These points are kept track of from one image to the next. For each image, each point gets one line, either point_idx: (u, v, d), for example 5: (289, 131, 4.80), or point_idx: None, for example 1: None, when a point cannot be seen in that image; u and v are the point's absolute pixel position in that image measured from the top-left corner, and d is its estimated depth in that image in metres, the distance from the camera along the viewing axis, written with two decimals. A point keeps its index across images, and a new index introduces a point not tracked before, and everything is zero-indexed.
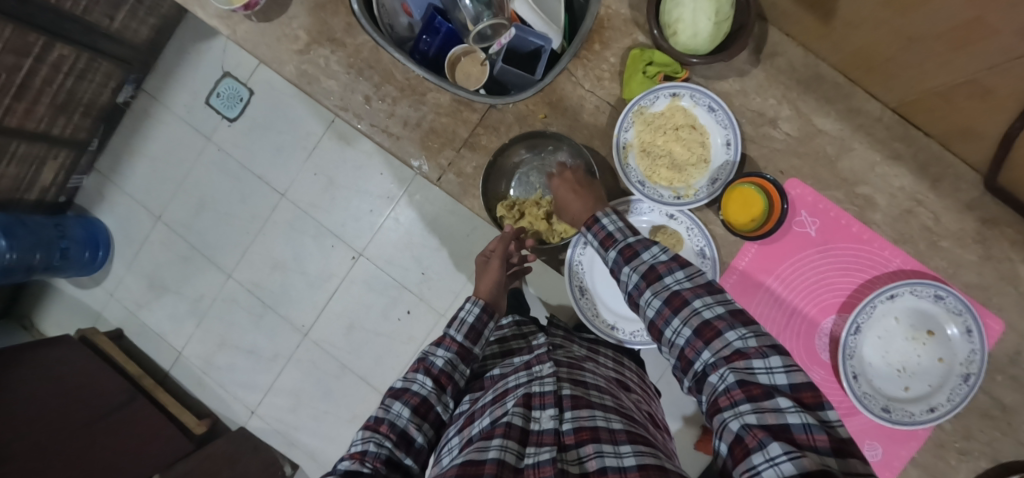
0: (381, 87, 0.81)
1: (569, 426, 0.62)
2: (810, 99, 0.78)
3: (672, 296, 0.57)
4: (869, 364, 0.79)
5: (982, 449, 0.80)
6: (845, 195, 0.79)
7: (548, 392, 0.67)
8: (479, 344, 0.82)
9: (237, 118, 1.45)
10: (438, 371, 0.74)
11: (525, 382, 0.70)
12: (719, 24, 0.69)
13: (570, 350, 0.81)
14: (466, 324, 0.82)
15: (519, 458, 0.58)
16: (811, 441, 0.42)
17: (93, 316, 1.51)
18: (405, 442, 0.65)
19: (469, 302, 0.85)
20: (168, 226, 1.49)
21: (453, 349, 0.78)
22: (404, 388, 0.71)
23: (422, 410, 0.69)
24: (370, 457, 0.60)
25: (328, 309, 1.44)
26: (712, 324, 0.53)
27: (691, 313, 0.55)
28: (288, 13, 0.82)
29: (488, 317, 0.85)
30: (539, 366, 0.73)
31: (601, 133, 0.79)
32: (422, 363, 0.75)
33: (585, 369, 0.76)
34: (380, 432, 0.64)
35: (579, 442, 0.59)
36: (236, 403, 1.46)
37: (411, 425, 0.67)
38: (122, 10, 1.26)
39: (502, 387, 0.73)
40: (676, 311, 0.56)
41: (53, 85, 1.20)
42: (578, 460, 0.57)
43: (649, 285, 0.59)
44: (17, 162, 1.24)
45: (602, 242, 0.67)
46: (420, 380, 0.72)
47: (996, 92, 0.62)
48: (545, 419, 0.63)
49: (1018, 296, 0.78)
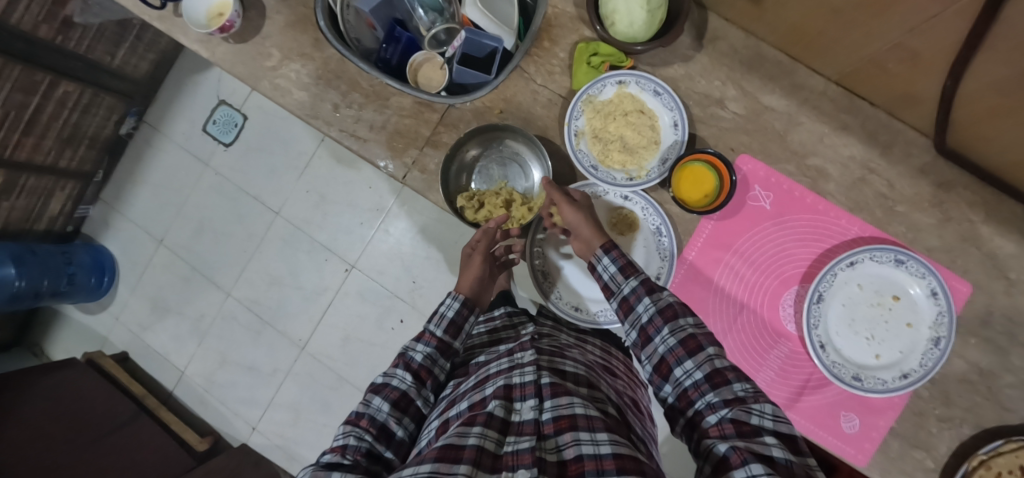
0: (348, 94, 0.87)
1: (548, 415, 0.59)
2: (754, 78, 0.81)
3: (687, 338, 0.58)
4: (837, 334, 0.79)
5: (964, 415, 0.79)
6: (797, 168, 0.81)
7: (529, 382, 0.64)
8: (459, 339, 0.81)
9: (233, 143, 1.53)
10: (418, 366, 0.74)
11: (507, 369, 0.69)
12: (653, 12, 0.72)
13: (558, 339, 0.80)
14: (446, 319, 0.81)
15: (499, 446, 0.56)
16: (790, 472, 0.44)
17: (100, 340, 1.57)
18: (385, 437, 0.64)
19: (450, 297, 0.84)
20: (169, 249, 1.55)
21: (433, 344, 0.77)
22: (385, 383, 0.70)
23: (402, 404, 0.68)
24: (349, 449, 0.60)
25: (323, 323, 1.47)
26: (722, 372, 0.54)
27: (704, 358, 0.56)
28: (261, 33, 0.89)
29: (468, 311, 0.83)
30: (521, 352, 0.73)
31: (556, 124, 0.83)
32: (402, 358, 0.75)
33: (565, 357, 0.74)
34: (361, 426, 0.64)
35: (557, 430, 0.56)
36: (238, 420, 1.49)
37: (392, 419, 0.66)
38: (122, 47, 1.36)
39: (484, 373, 0.73)
40: (690, 354, 0.57)
41: (59, 119, 1.29)
42: (556, 449, 0.55)
43: (665, 322, 0.60)
44: (26, 194, 1.32)
45: (621, 269, 0.68)
46: (400, 374, 0.72)
47: (922, 54, 0.64)
48: (525, 410, 0.61)
49: (981, 257, 0.79)
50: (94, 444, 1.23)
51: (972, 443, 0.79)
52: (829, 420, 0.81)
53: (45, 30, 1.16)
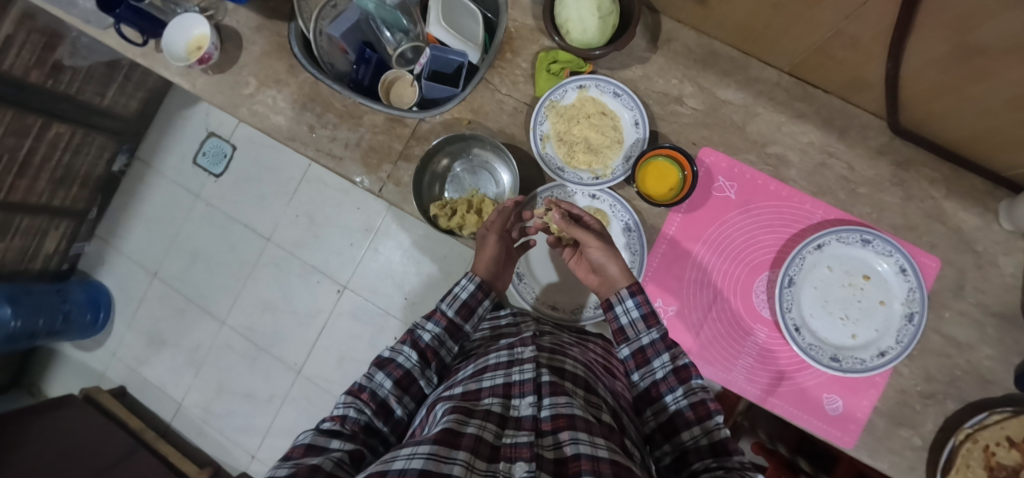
0: (323, 115, 0.90)
1: (547, 413, 0.57)
2: (709, 75, 0.84)
3: (681, 368, 0.67)
4: (811, 316, 0.80)
5: (946, 390, 0.79)
6: (758, 156, 0.83)
7: (528, 380, 0.62)
8: (471, 323, 0.76)
9: (223, 173, 1.56)
10: (425, 346, 0.71)
11: (505, 364, 0.66)
12: (604, 18, 0.75)
13: (559, 337, 0.79)
14: (458, 299, 0.75)
15: (497, 437, 0.54)
16: None
17: (97, 376, 1.58)
18: (384, 412, 0.64)
19: (466, 278, 0.77)
20: (163, 281, 1.58)
21: (442, 324, 0.73)
22: (390, 357, 0.68)
23: (403, 383, 0.67)
24: (349, 420, 0.60)
25: (318, 345, 1.48)
26: (707, 404, 0.63)
27: (692, 389, 0.65)
28: (239, 63, 0.93)
29: (483, 296, 0.77)
30: (521, 347, 0.69)
31: (522, 130, 0.86)
32: (409, 336, 0.72)
33: (566, 355, 0.71)
34: (362, 398, 0.63)
35: (556, 428, 0.54)
36: (236, 449, 1.49)
37: (392, 396, 0.65)
38: (111, 87, 1.42)
39: (482, 362, 0.70)
40: (682, 382, 0.66)
41: (51, 160, 1.35)
42: (554, 445, 0.53)
43: (665, 348, 0.70)
44: (20, 235, 1.38)
45: (643, 316, 0.72)
46: (406, 352, 0.69)
47: (862, 39, 0.67)
48: (523, 406, 0.59)
49: (946, 232, 0.80)
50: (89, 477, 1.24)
51: (958, 416, 0.79)
52: (811, 403, 0.81)
53: (36, 75, 1.23)
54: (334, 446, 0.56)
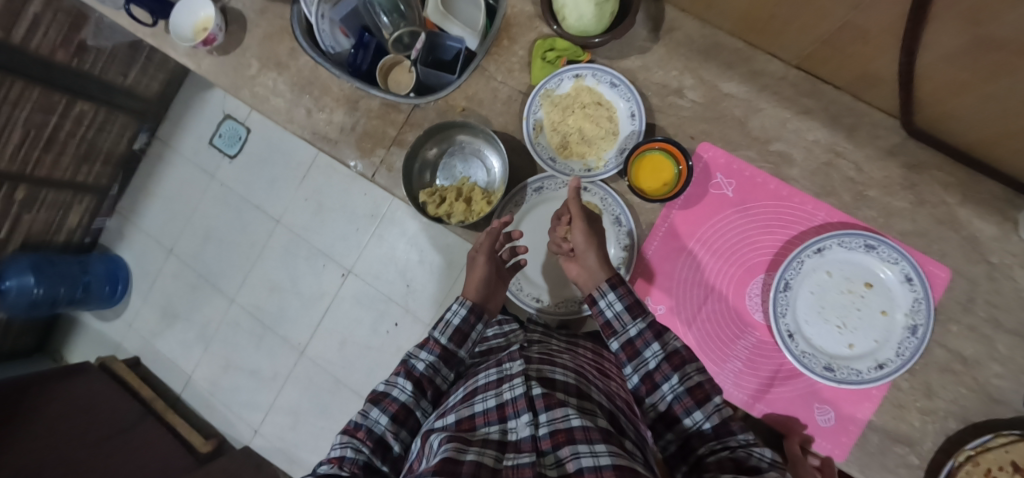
0: (320, 99, 0.91)
1: (545, 430, 0.55)
2: (712, 66, 0.81)
3: (672, 354, 0.65)
4: (806, 322, 0.77)
5: (948, 408, 0.75)
6: (759, 154, 0.80)
7: (520, 395, 0.59)
8: (465, 347, 0.75)
9: (237, 156, 1.60)
10: (419, 375, 0.69)
11: (495, 382, 0.64)
12: (601, 5, 0.73)
13: (549, 345, 0.76)
14: (451, 326, 0.74)
15: (498, 461, 0.52)
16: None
17: (113, 346, 1.65)
18: (381, 449, 0.62)
19: (457, 302, 0.76)
20: (178, 258, 1.63)
21: (436, 352, 0.71)
22: (385, 392, 0.67)
23: (400, 417, 0.64)
24: (347, 461, 0.59)
25: (322, 327, 1.51)
26: (702, 387, 0.62)
27: (686, 376, 0.63)
28: (243, 45, 0.94)
29: (476, 319, 0.76)
30: (509, 362, 0.68)
31: (515, 119, 0.84)
32: (403, 366, 0.70)
33: (555, 364, 0.68)
34: (358, 437, 0.62)
35: (556, 445, 0.52)
36: (241, 423, 1.54)
37: (388, 432, 0.63)
38: (133, 68, 1.47)
39: (472, 384, 0.68)
40: (676, 369, 0.64)
41: (76, 137, 1.41)
42: (556, 463, 0.51)
43: (654, 335, 0.67)
44: (46, 207, 1.44)
45: (628, 308, 0.70)
46: (400, 383, 0.68)
47: (872, 31, 0.63)
48: (521, 428, 0.56)
49: (959, 240, 0.76)
50: (99, 442, 1.30)
51: (959, 436, 0.74)
52: (802, 413, 0.78)
53: (62, 54, 1.28)
54: None
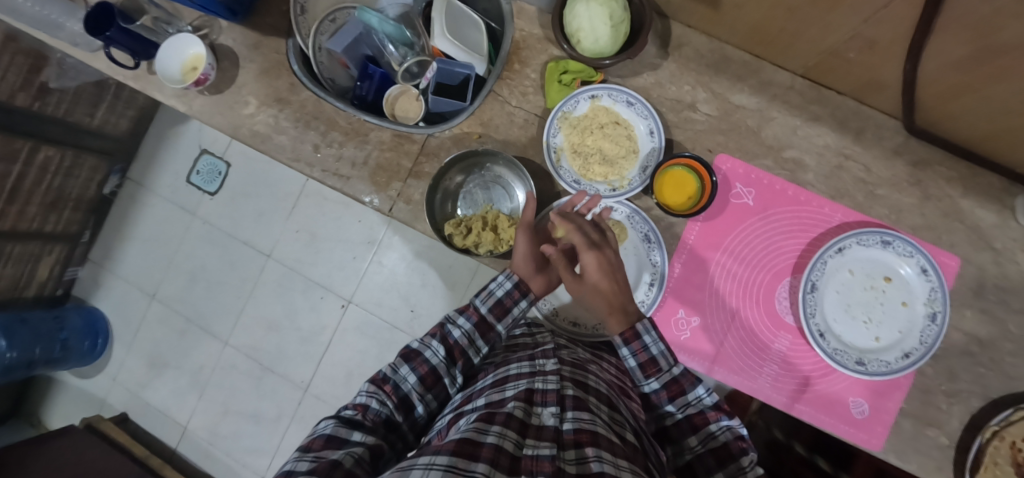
0: (328, 134, 0.88)
1: (569, 426, 0.51)
2: (722, 80, 0.83)
3: (696, 412, 0.63)
4: (834, 320, 0.79)
5: (970, 389, 0.79)
6: (774, 162, 0.82)
7: (552, 389, 0.57)
8: (505, 323, 0.73)
9: (218, 190, 1.53)
10: (453, 342, 0.68)
11: (528, 373, 0.61)
12: (616, 26, 0.74)
13: (576, 352, 0.74)
14: (493, 297, 0.73)
15: (518, 447, 0.47)
16: None
17: (98, 403, 1.54)
18: (405, 408, 0.61)
19: (503, 275, 0.75)
20: (163, 303, 1.54)
21: (473, 321, 0.70)
22: (418, 350, 0.66)
23: (428, 381, 0.64)
24: (370, 412, 0.58)
25: (325, 362, 1.45)
26: (727, 448, 0.59)
27: (708, 435, 0.61)
28: (237, 82, 0.90)
29: (519, 296, 0.74)
30: (543, 359, 0.65)
31: (534, 143, 0.84)
32: (439, 330, 0.69)
33: (588, 371, 0.66)
34: (385, 390, 0.61)
35: (577, 442, 0.48)
36: (245, 470, 1.45)
37: (414, 392, 0.63)
38: (100, 106, 1.38)
39: (503, 372, 0.64)
40: (697, 427, 0.62)
41: (42, 185, 1.31)
42: (577, 459, 0.46)
43: (671, 396, 0.64)
44: (13, 262, 1.34)
45: (641, 365, 0.66)
46: (434, 347, 0.67)
47: (881, 42, 0.65)
48: (545, 416, 0.53)
49: (965, 231, 0.80)
50: None
51: (983, 415, 0.78)
52: (835, 407, 0.80)
53: (22, 98, 1.19)
54: (355, 439, 0.53)
